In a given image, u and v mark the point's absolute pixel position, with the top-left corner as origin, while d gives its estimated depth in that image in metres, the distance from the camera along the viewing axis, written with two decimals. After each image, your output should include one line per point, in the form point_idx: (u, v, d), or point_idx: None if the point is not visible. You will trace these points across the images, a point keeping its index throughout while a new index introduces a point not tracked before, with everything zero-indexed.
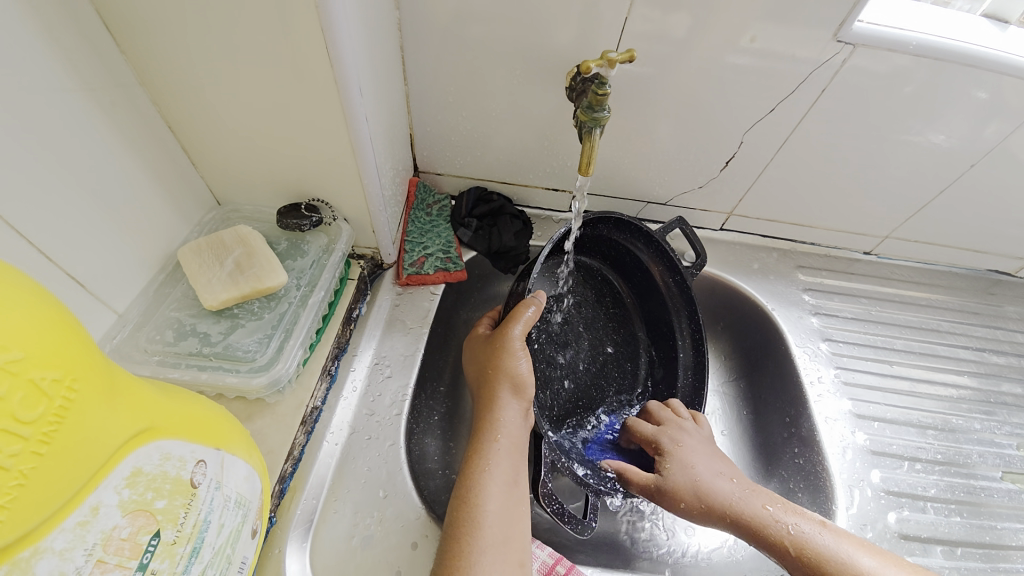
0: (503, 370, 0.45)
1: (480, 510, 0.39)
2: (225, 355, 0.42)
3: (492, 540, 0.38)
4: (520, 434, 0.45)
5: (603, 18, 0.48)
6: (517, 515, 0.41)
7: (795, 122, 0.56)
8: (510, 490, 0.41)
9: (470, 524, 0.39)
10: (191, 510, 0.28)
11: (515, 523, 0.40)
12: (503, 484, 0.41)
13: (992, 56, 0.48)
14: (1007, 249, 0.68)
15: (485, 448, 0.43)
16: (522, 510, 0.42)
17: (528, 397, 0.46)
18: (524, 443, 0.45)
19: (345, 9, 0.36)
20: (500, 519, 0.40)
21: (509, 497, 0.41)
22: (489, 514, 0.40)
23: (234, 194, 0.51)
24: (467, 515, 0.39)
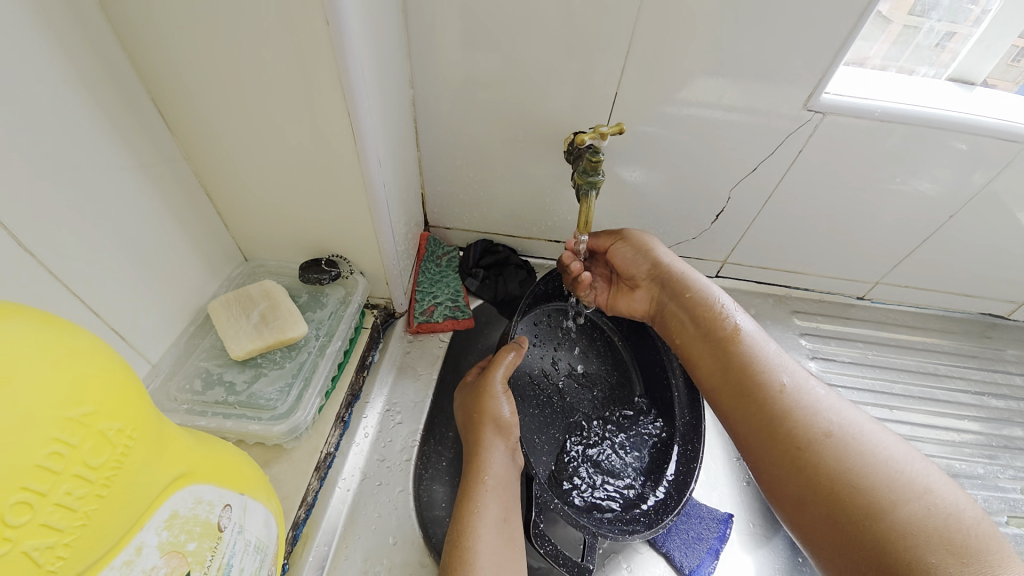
0: (487, 414, 0.48)
1: (470, 550, 0.40)
2: (248, 404, 0.45)
3: None
4: (507, 475, 0.47)
5: (596, 91, 0.54)
6: (508, 555, 0.42)
7: (777, 178, 0.61)
8: (501, 528, 0.43)
9: (462, 563, 0.39)
10: (216, 552, 0.30)
11: (507, 563, 0.41)
12: (494, 524, 0.42)
13: (957, 118, 0.53)
14: (996, 292, 0.71)
15: (473, 489, 0.44)
16: (513, 551, 0.42)
17: (511, 437, 0.48)
18: (511, 483, 0.46)
19: (368, 94, 0.41)
20: (492, 559, 0.40)
21: (500, 536, 0.42)
22: (479, 554, 0.40)
23: (260, 251, 0.56)
24: (459, 554, 0.40)
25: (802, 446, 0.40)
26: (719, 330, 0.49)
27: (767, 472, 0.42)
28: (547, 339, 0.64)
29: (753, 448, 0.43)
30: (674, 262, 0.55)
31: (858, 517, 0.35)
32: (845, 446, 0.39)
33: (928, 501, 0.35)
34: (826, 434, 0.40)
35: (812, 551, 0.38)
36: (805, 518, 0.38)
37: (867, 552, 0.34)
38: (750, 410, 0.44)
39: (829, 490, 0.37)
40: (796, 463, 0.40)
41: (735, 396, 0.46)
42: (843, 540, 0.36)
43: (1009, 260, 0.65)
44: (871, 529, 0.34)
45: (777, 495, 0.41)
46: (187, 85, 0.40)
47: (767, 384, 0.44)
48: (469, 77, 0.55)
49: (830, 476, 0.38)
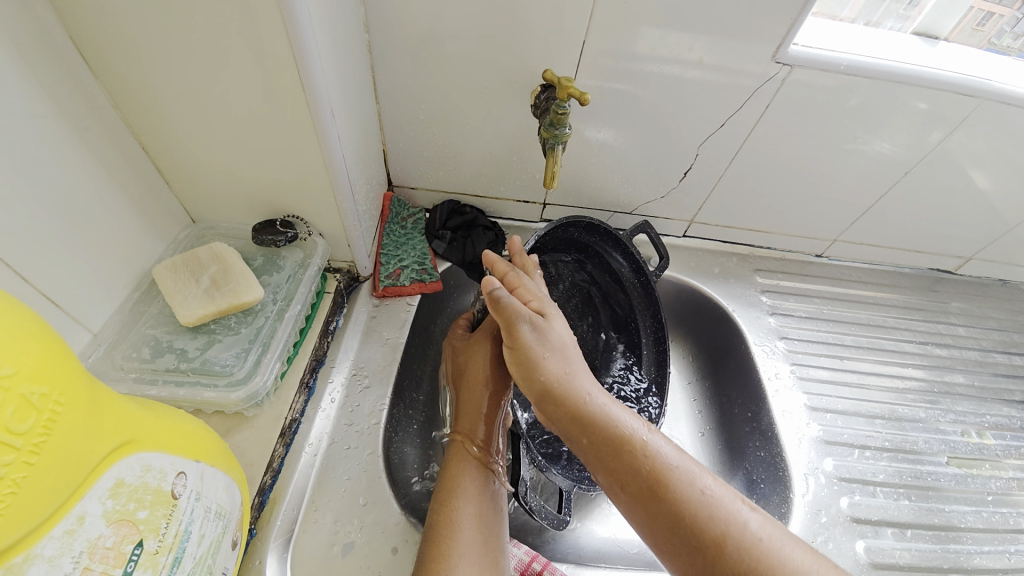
0: (488, 371, 0.47)
1: (455, 512, 0.41)
2: (203, 371, 0.43)
3: (469, 538, 0.40)
4: (497, 435, 0.47)
5: (564, 39, 0.52)
6: (492, 515, 0.43)
7: (747, 133, 0.60)
8: (486, 489, 0.44)
9: (448, 523, 0.40)
10: (172, 519, 0.29)
11: (489, 522, 0.42)
12: (478, 486, 0.43)
13: (917, 74, 0.53)
14: (943, 248, 0.74)
15: (461, 449, 0.45)
16: (496, 511, 0.44)
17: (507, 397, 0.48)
18: (498, 443, 0.47)
19: (315, 35, 0.38)
20: (475, 520, 0.41)
21: (484, 497, 0.43)
22: (465, 514, 0.41)
23: (207, 211, 0.52)
24: (446, 514, 0.41)
25: (640, 494, 0.36)
26: (635, 467, 0.36)
27: (586, 413, 0.39)
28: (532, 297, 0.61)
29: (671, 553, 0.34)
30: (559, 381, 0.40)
31: None
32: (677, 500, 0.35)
33: None
34: (700, 495, 0.35)
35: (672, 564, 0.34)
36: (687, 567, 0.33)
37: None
38: (589, 426, 0.39)
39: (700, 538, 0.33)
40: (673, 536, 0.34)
41: (602, 447, 0.38)
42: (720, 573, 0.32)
43: (954, 216, 0.69)
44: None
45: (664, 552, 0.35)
46: (107, 20, 0.36)
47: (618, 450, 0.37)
48: (427, 20, 0.51)
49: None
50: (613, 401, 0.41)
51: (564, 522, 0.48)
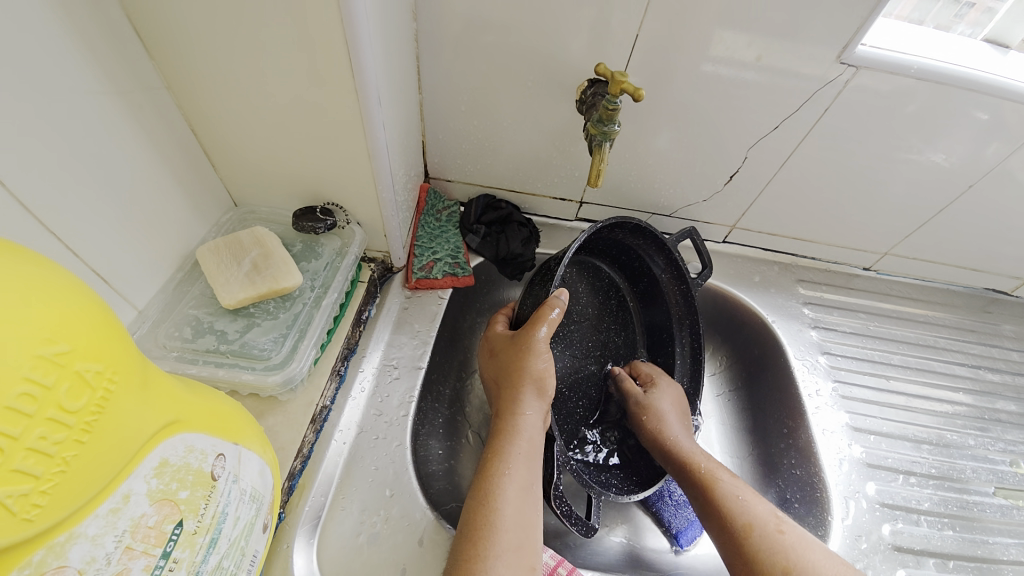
0: (527, 372, 0.46)
1: (494, 513, 0.40)
2: (241, 353, 0.43)
3: (508, 543, 0.39)
4: (536, 436, 0.46)
5: (615, 33, 0.50)
6: (531, 520, 0.41)
7: (801, 137, 0.57)
8: (524, 490, 0.42)
9: (486, 526, 0.39)
10: (210, 501, 0.29)
11: (526, 523, 0.41)
12: (518, 489, 0.42)
13: (995, 80, 0.49)
14: (1003, 267, 0.70)
15: (500, 447, 0.44)
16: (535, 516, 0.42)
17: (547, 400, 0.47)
18: (538, 443, 0.45)
19: (368, 21, 0.37)
20: (516, 524, 0.40)
21: (524, 501, 0.42)
22: (504, 517, 0.40)
23: (249, 195, 0.53)
24: (483, 517, 0.40)
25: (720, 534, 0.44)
26: (699, 496, 0.47)
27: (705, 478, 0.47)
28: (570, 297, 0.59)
29: None
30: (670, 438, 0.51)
31: None
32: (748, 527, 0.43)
33: None
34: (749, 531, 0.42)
35: None
36: None
37: None
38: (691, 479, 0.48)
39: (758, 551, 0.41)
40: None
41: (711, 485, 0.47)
42: None
43: (1020, 234, 0.64)
44: None
45: None
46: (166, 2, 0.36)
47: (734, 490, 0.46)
48: (475, 10, 0.50)
49: None
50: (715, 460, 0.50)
51: (594, 528, 0.47)
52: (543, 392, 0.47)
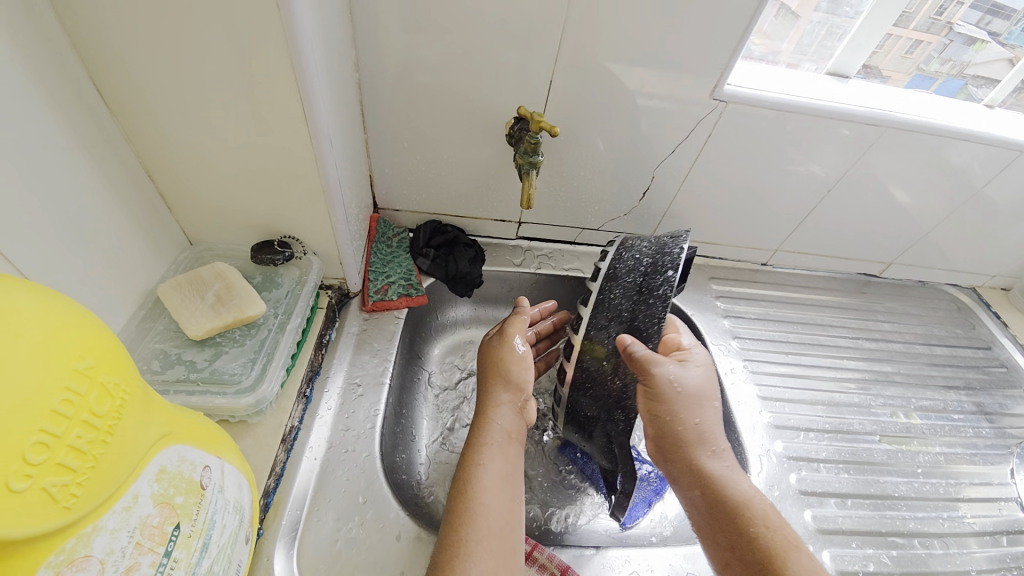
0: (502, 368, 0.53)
1: (474, 502, 0.45)
2: (213, 380, 0.45)
3: (488, 527, 0.43)
4: (512, 430, 0.51)
5: (533, 78, 0.59)
6: (507, 501, 0.46)
7: (693, 158, 0.69)
8: (502, 472, 0.48)
9: (465, 512, 0.44)
10: (201, 507, 0.32)
11: (507, 505, 0.46)
12: (495, 478, 0.47)
13: (831, 107, 0.63)
14: (867, 254, 0.85)
15: (479, 443, 0.49)
16: (511, 502, 0.47)
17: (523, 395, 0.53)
18: (513, 435, 0.51)
19: (318, 77, 0.43)
20: (493, 509, 0.45)
21: (501, 488, 0.46)
22: (481, 503, 0.45)
23: (207, 234, 0.56)
24: (463, 505, 0.44)
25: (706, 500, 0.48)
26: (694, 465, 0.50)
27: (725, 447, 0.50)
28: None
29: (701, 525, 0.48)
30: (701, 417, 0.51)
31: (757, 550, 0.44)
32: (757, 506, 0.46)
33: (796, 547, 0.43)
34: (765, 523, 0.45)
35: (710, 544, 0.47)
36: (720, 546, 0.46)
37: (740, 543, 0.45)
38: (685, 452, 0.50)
39: (761, 553, 0.43)
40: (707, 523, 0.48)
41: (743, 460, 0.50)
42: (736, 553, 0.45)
43: (872, 226, 0.80)
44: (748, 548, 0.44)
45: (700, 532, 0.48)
46: (132, 66, 0.40)
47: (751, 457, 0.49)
48: (411, 63, 0.57)
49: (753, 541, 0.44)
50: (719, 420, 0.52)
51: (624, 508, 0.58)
52: (519, 386, 0.53)
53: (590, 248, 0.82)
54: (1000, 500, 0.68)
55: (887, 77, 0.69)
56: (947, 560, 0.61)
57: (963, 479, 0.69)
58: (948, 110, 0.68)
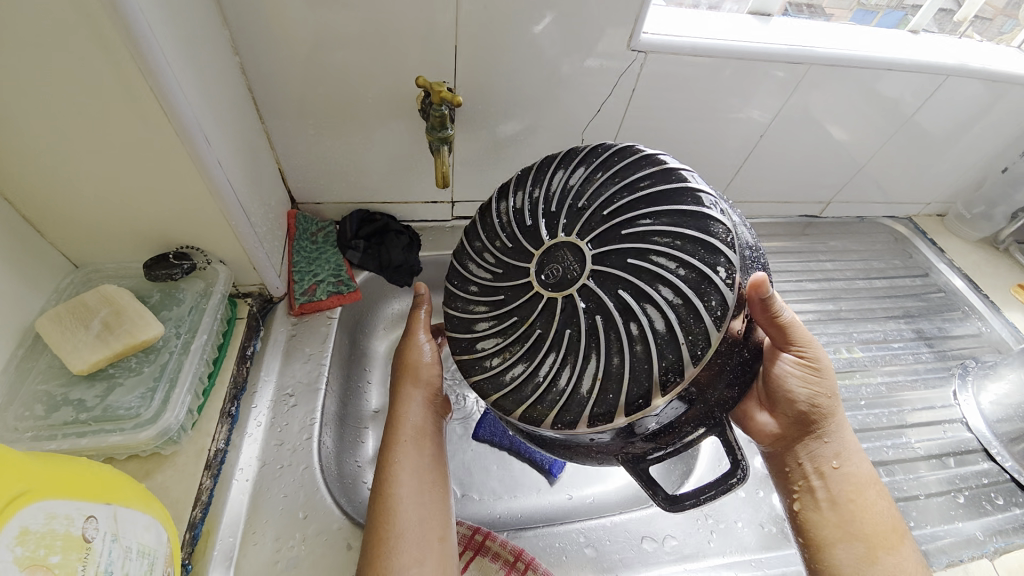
0: (408, 366, 0.49)
1: (392, 497, 0.43)
2: (106, 417, 0.42)
3: (409, 521, 0.43)
4: (426, 425, 0.48)
5: (437, 46, 0.54)
6: (429, 495, 0.45)
7: (621, 116, 0.66)
8: (421, 469, 0.46)
9: (385, 512, 0.43)
10: (89, 561, 0.29)
11: (433, 507, 0.44)
12: (413, 474, 0.45)
13: (753, 48, 0.60)
14: (805, 196, 0.85)
15: (392, 448, 0.46)
16: (437, 494, 0.45)
17: (431, 389, 0.50)
18: (428, 430, 0.48)
19: (173, 65, 0.38)
20: (414, 504, 0.44)
21: (422, 483, 0.45)
22: (402, 499, 0.44)
23: (93, 255, 0.50)
24: (382, 508, 0.43)
25: (807, 477, 0.48)
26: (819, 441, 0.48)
27: (844, 441, 0.48)
28: (642, 255, 0.38)
29: (806, 504, 0.48)
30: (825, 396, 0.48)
31: (861, 536, 0.45)
32: (862, 491, 0.47)
33: (888, 527, 0.46)
34: (855, 501, 0.46)
35: (802, 523, 0.47)
36: (818, 529, 0.46)
37: (844, 529, 0.45)
38: (810, 428, 0.48)
39: (861, 529, 0.45)
40: (803, 502, 0.48)
41: (853, 447, 0.48)
42: (841, 533, 0.45)
43: (807, 167, 0.79)
44: (857, 535, 0.45)
45: (799, 511, 0.48)
46: None
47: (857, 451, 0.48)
48: (298, 39, 0.52)
49: (853, 526, 0.45)
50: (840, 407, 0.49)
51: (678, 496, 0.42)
52: (428, 385, 0.49)
53: None
54: (945, 423, 0.70)
55: (830, 14, 0.69)
56: (894, 486, 0.64)
57: (906, 407, 0.71)
58: (870, 41, 0.66)
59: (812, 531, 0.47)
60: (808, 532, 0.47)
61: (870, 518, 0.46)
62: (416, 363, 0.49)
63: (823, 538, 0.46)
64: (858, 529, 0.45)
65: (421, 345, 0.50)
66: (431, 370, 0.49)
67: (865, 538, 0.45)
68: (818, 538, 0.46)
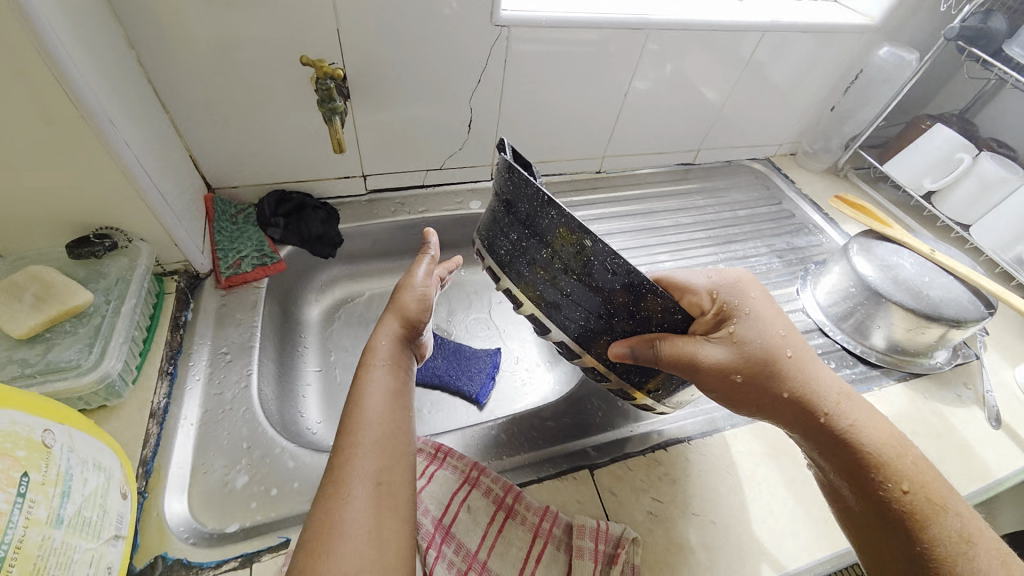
0: (399, 304, 0.53)
1: (360, 408, 0.43)
2: (49, 370, 0.46)
3: (371, 430, 0.42)
4: (401, 356, 0.50)
5: (323, 29, 0.62)
6: (397, 413, 0.44)
7: (500, 85, 0.75)
8: (394, 389, 0.46)
9: (353, 427, 0.42)
10: (49, 461, 0.36)
11: (396, 425, 0.43)
12: (386, 390, 0.45)
13: (600, 18, 0.71)
14: (677, 146, 1.00)
15: (365, 371, 0.47)
16: (402, 418, 0.44)
17: (415, 326, 0.53)
18: (402, 359, 0.49)
19: (70, 54, 0.43)
20: (379, 418, 0.43)
21: (393, 403, 0.45)
22: (369, 409, 0.43)
23: (13, 243, 0.53)
24: (351, 424, 0.42)
25: (838, 471, 0.46)
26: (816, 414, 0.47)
27: (830, 407, 0.47)
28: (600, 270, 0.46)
29: (846, 506, 0.47)
30: (785, 364, 0.47)
31: (894, 503, 0.43)
32: (872, 448, 0.45)
33: (922, 479, 0.43)
34: (880, 469, 0.44)
35: (852, 526, 0.46)
36: (865, 522, 0.44)
37: (878, 507, 0.43)
38: (797, 410, 0.47)
39: (896, 498, 0.43)
40: (845, 506, 0.47)
41: (842, 407, 0.47)
42: (878, 512, 0.43)
43: (673, 120, 0.93)
44: (886, 501, 0.43)
45: (846, 516, 0.47)
46: None
47: (839, 399, 0.47)
48: (191, 29, 0.57)
49: (888, 500, 0.43)
50: (805, 370, 0.48)
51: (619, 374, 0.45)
52: (415, 322, 0.53)
53: (440, 188, 0.88)
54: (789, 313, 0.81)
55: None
56: None
57: None
58: (700, 7, 0.80)
59: (868, 529, 0.44)
60: (860, 531, 0.45)
61: (902, 476, 0.43)
62: (408, 301, 0.53)
63: (879, 532, 0.43)
64: (894, 499, 0.43)
65: (414, 287, 0.55)
66: (420, 308, 0.53)
67: (903, 504, 0.42)
68: (874, 533, 0.44)
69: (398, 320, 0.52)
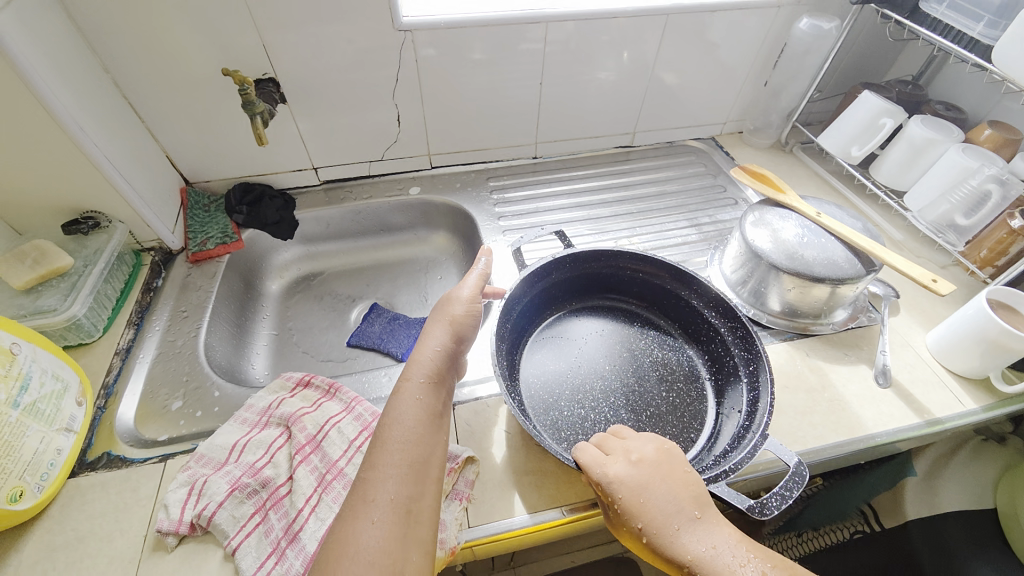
0: (448, 313, 0.59)
1: (387, 419, 0.50)
2: (35, 311, 0.63)
3: (395, 441, 0.49)
4: (438, 365, 0.56)
5: (252, 48, 0.75)
6: (424, 426, 0.51)
7: (418, 83, 0.86)
8: (427, 404, 0.52)
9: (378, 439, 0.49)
10: (12, 362, 0.52)
11: (422, 436, 0.50)
12: (416, 401, 0.52)
13: (496, 16, 0.80)
14: (610, 130, 1.06)
15: (404, 379, 0.54)
16: (430, 432, 0.51)
17: (456, 336, 0.58)
18: (439, 370, 0.55)
19: (47, 81, 0.59)
20: (407, 429, 0.50)
21: (425, 418, 0.51)
22: (395, 418, 0.50)
23: (28, 225, 0.72)
24: (381, 432, 0.49)
25: None
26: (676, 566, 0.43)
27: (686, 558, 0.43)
28: None
29: None
30: (643, 516, 0.45)
31: None
32: None
33: None
34: None
35: None
36: None
37: None
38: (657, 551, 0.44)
39: None
40: None
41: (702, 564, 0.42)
42: None
43: (598, 105, 0.99)
44: None
45: None
46: None
47: (701, 551, 0.43)
48: (150, 56, 0.73)
49: None
50: (666, 521, 0.44)
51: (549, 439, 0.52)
52: (460, 334, 0.59)
53: (385, 177, 1.00)
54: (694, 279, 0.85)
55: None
56: None
57: None
58: None
59: None
60: None
61: None
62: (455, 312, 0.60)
63: None
64: None
65: (463, 299, 0.61)
66: (464, 316, 0.60)
67: None
68: None
69: (446, 328, 0.58)
